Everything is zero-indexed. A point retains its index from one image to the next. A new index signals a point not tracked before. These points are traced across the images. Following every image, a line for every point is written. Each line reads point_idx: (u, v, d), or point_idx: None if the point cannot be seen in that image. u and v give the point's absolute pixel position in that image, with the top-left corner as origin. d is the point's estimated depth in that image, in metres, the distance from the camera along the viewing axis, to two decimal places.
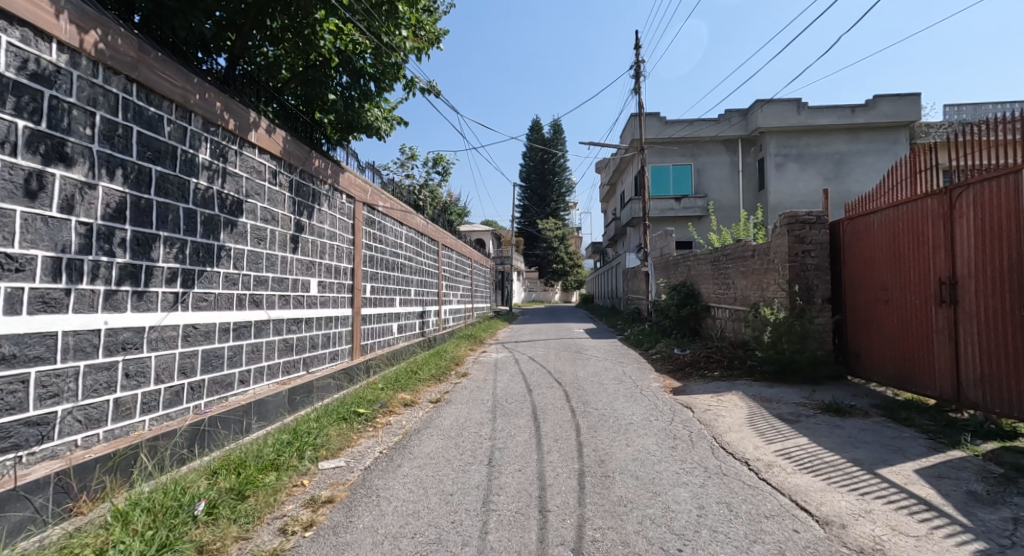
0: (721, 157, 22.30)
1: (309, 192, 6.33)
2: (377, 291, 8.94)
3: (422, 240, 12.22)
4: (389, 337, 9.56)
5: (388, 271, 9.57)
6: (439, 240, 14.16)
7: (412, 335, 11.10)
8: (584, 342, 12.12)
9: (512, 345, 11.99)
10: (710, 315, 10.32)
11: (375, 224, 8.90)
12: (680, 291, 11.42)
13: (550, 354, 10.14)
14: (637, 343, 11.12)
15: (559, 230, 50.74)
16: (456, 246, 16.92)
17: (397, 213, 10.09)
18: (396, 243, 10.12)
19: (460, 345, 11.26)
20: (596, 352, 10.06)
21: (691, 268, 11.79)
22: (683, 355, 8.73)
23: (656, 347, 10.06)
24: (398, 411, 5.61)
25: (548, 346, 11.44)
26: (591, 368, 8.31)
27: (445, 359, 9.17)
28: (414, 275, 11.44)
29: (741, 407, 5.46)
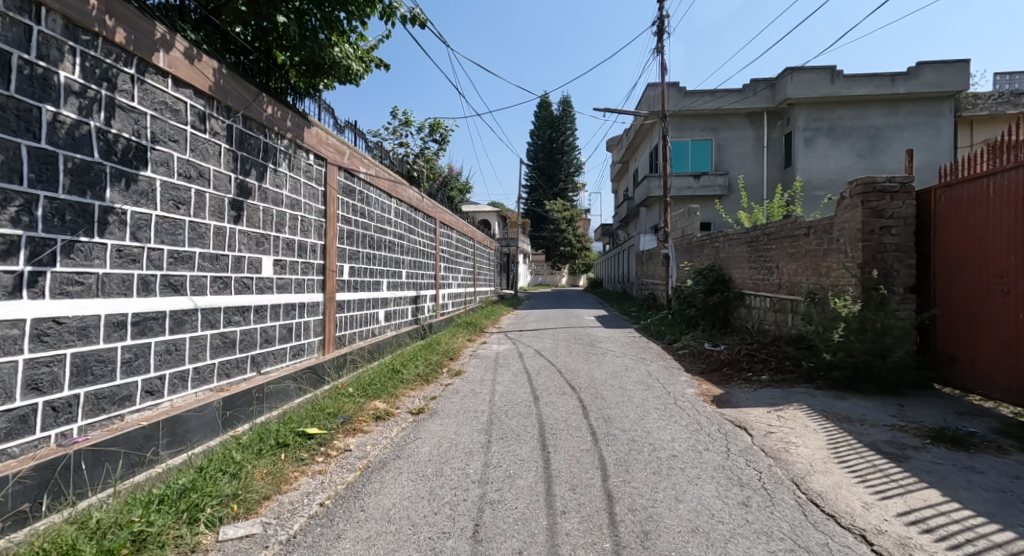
0: (745, 131, 20.92)
1: (259, 146, 4.99)
2: (357, 273, 7.66)
3: (416, 216, 10.91)
4: (374, 326, 8.30)
5: (372, 250, 8.26)
6: (436, 217, 12.83)
7: (403, 323, 9.82)
8: (597, 332, 10.85)
9: (516, 335, 10.73)
10: (745, 304, 8.99)
11: (356, 195, 7.59)
12: (707, 276, 10.07)
13: (561, 347, 8.87)
14: (659, 334, 9.82)
15: (567, 212, 49.19)
16: (456, 225, 15.59)
17: (383, 184, 8.76)
18: (383, 218, 8.81)
19: (457, 334, 9.99)
20: (612, 346, 8.77)
21: (720, 250, 10.42)
22: (717, 352, 7.42)
23: (681, 340, 8.74)
24: (365, 429, 4.36)
25: (557, 337, 10.16)
26: (608, 366, 7.02)
27: (437, 352, 7.91)
28: (405, 256, 10.15)
29: (812, 430, 4.18)
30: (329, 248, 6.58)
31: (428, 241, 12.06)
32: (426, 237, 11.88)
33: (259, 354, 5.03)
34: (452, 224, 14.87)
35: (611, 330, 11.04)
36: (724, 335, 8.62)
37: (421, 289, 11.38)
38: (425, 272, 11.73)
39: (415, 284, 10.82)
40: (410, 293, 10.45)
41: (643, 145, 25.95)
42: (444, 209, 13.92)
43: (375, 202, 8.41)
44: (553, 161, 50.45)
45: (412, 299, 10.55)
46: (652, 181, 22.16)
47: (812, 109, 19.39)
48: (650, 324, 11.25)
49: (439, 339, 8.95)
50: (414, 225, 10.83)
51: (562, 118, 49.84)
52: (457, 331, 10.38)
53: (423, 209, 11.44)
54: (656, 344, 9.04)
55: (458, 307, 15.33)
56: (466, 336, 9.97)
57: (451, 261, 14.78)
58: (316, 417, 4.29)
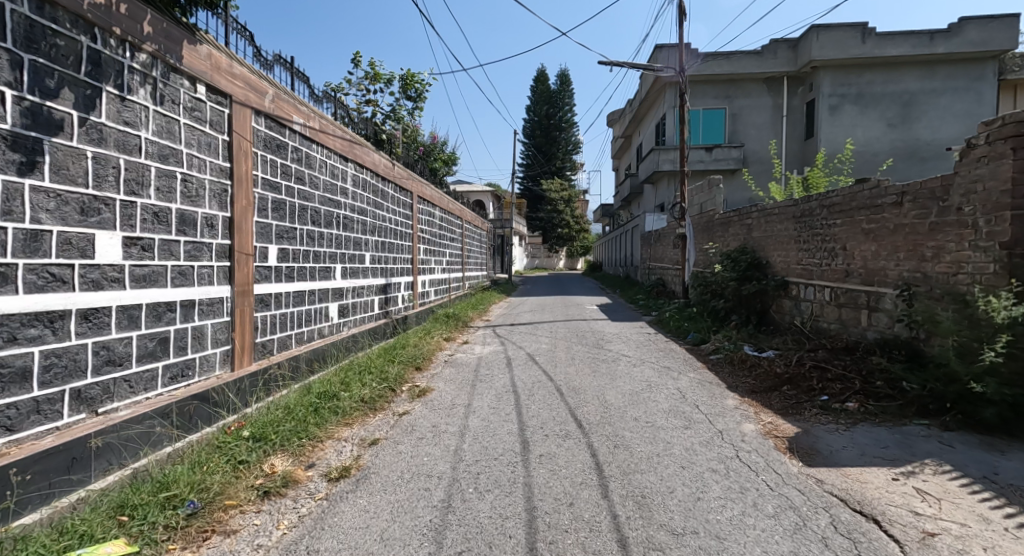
0: (762, 99, 19.25)
1: (74, 54, 3.11)
2: (291, 258, 5.82)
3: (384, 187, 9.02)
4: (319, 325, 6.50)
5: (316, 228, 6.41)
6: (413, 191, 10.95)
7: (363, 320, 8.01)
8: (602, 327, 9.09)
9: (506, 331, 8.96)
10: (790, 295, 7.21)
11: (289, 154, 5.71)
12: (740, 261, 8.28)
13: (561, 349, 7.12)
14: (680, 332, 8.05)
15: (565, 192, 47.22)
16: (440, 203, 13.69)
17: (333, 142, 6.82)
18: (335, 186, 6.96)
19: (432, 332, 8.19)
20: (624, 348, 7.03)
21: (756, 230, 8.59)
22: (766, 361, 5.66)
23: (712, 342, 6.97)
24: (229, 525, 2.58)
25: (555, 335, 8.40)
26: (624, 382, 5.24)
27: (400, 361, 6.12)
28: (367, 236, 8.27)
29: (998, 530, 2.43)
30: (239, 223, 4.73)
31: (402, 219, 10.20)
32: (399, 215, 10.01)
33: (90, 387, 3.21)
34: (434, 201, 13.00)
35: (620, 325, 9.29)
36: (766, 336, 6.85)
37: (392, 276, 9.53)
38: (398, 256, 9.89)
39: (382, 271, 8.98)
40: (375, 282, 8.61)
41: (648, 118, 24.01)
42: (423, 183, 12.01)
43: (320, 165, 6.51)
44: (550, 138, 48.27)
45: (377, 289, 8.71)
46: (659, 156, 20.24)
47: (838, 72, 17.78)
48: (666, 318, 9.48)
49: (406, 341, 7.13)
50: (381, 199, 8.93)
51: (559, 94, 47.56)
52: (432, 327, 8.58)
53: (394, 180, 9.57)
54: (679, 345, 7.27)
55: (442, 296, 13.52)
56: (443, 334, 8.18)
57: (433, 244, 12.92)
58: (143, 508, 2.50)
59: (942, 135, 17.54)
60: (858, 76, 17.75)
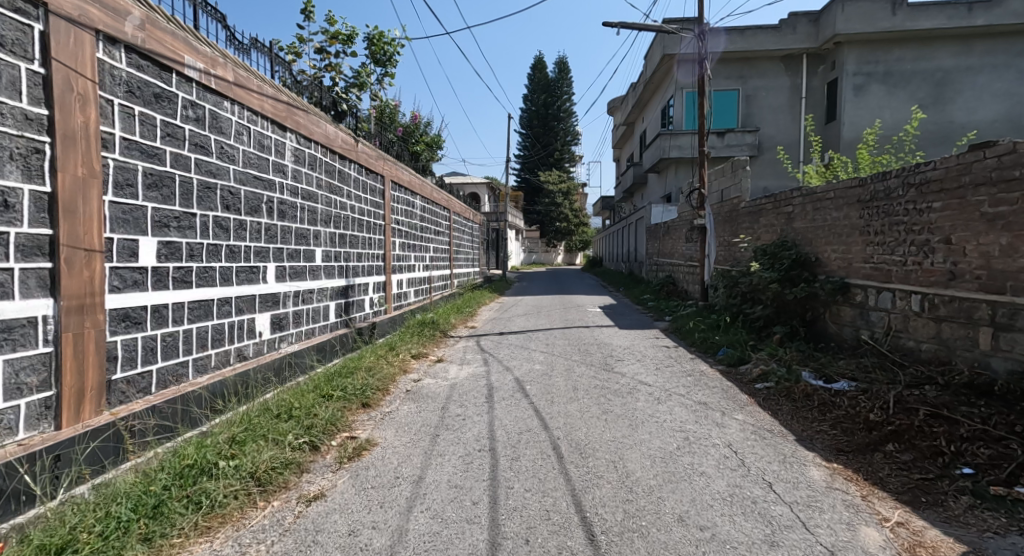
0: (780, 79, 17.91)
1: None
2: (185, 258, 4.20)
3: (342, 168, 7.44)
4: (238, 346, 4.92)
5: (230, 216, 4.78)
6: (384, 176, 9.32)
7: (310, 333, 6.42)
8: (609, 338, 7.52)
9: (491, 344, 7.38)
10: (853, 303, 5.66)
11: (178, 108, 4.07)
12: (781, 259, 6.71)
13: (561, 372, 5.56)
14: (709, 347, 6.49)
15: (563, 184, 45.56)
16: (421, 191, 12.06)
17: (258, 103, 5.17)
18: (262, 161, 5.34)
19: (399, 347, 6.59)
20: (641, 373, 5.47)
21: (801, 218, 6.98)
22: (846, 399, 4.08)
23: (757, 364, 5.40)
24: None
25: (553, 349, 6.83)
26: (650, 435, 3.69)
27: (342, 395, 4.54)
28: (316, 227, 6.64)
29: None
30: (72, 207, 3.12)
31: (369, 208, 8.57)
32: (365, 203, 8.37)
33: None
34: (413, 188, 11.37)
35: (631, 336, 7.70)
36: (826, 357, 5.27)
37: (353, 276, 7.92)
38: (362, 252, 8.26)
39: (339, 270, 7.37)
40: (329, 284, 7.00)
41: (654, 102, 22.41)
42: (399, 166, 10.38)
43: (236, 131, 4.85)
44: (548, 129, 46.55)
45: (332, 293, 7.12)
46: (665, 142, 18.68)
47: (864, 49, 16.33)
48: (686, 327, 7.90)
49: (359, 361, 5.54)
50: (337, 181, 7.28)
51: (557, 82, 45.79)
52: (399, 340, 6.99)
53: (358, 160, 7.97)
54: (710, 367, 5.72)
55: (424, 298, 11.93)
56: (413, 350, 6.60)
57: (411, 238, 11.31)
58: None
59: (979, 116, 16.12)
60: (885, 53, 16.33)
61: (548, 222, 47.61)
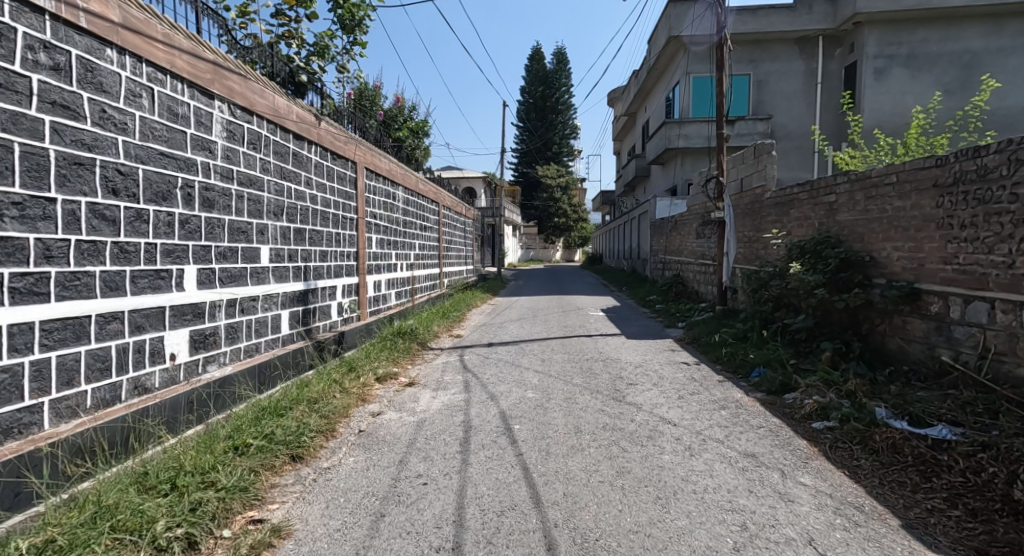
0: (793, 64, 16.90)
1: None
2: (36, 262, 3.04)
3: (299, 151, 6.28)
4: (146, 371, 3.84)
5: (122, 205, 3.60)
6: (356, 162, 8.19)
7: (253, 351, 5.27)
8: (616, 353, 6.38)
9: (475, 362, 6.21)
10: (925, 315, 4.53)
11: (18, 48, 2.95)
12: (825, 260, 5.57)
13: (560, 404, 4.42)
14: (740, 368, 5.35)
15: (561, 179, 44.36)
16: (403, 181, 10.91)
17: (165, 58, 4.01)
18: (174, 134, 4.16)
19: (362, 367, 5.44)
20: (661, 406, 4.34)
21: (847, 210, 5.85)
22: (959, 459, 2.93)
23: (809, 396, 4.27)
24: None
25: (549, 369, 5.70)
26: (689, 521, 2.56)
27: (266, 444, 3.39)
28: (260, 220, 5.46)
29: None
30: None
31: (335, 198, 7.39)
32: (329, 193, 7.20)
33: None
34: (393, 177, 10.22)
35: (641, 350, 6.56)
36: (899, 386, 4.12)
37: (313, 278, 6.75)
38: (325, 250, 7.08)
39: (293, 273, 6.20)
40: (279, 289, 5.83)
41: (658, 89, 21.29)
42: (375, 153, 9.23)
43: (128, 92, 3.66)
44: (546, 122, 45.30)
45: (285, 300, 5.96)
46: (671, 131, 17.60)
47: (886, 30, 15.22)
48: (707, 339, 6.76)
49: (303, 389, 4.38)
50: (291, 166, 6.11)
51: (555, 74, 44.48)
52: (364, 357, 5.83)
53: (321, 142, 6.82)
54: (746, 396, 4.59)
55: (405, 299, 10.78)
56: (379, 370, 5.44)
57: (391, 234, 10.15)
58: None
59: (1009, 102, 15.04)
60: (908, 34, 15.22)
61: (547, 218, 46.36)
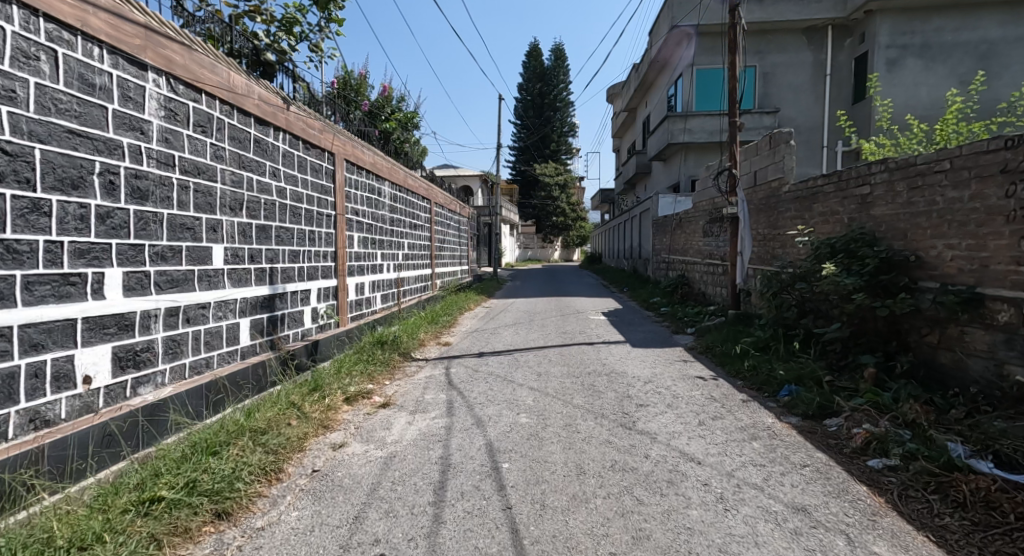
0: (801, 55, 16.28)
1: None
2: None
3: (261, 138, 5.54)
4: (49, 401, 3.16)
5: (9, 193, 2.98)
6: (334, 153, 7.49)
7: (202, 368, 4.53)
8: (622, 366, 5.67)
9: (462, 376, 5.49)
10: (990, 326, 3.83)
11: None
12: (862, 260, 4.87)
13: (557, 433, 3.72)
14: (766, 385, 4.65)
15: (559, 177, 43.66)
16: (389, 176, 10.20)
17: (74, 14, 3.32)
18: (90, 109, 3.45)
19: (328, 385, 4.71)
20: (679, 435, 3.63)
21: (885, 203, 5.14)
22: None
23: (858, 424, 3.56)
24: None
25: (546, 386, 4.98)
26: None
27: (184, 498, 2.69)
28: (211, 215, 4.73)
29: None
30: None
31: (307, 192, 6.66)
32: (301, 187, 6.48)
33: None
34: (378, 171, 9.53)
35: (650, 363, 5.84)
36: (968, 413, 3.42)
37: (280, 282, 6.01)
38: (295, 249, 6.34)
39: (255, 276, 5.47)
40: (237, 296, 5.10)
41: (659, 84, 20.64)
42: (357, 145, 8.53)
43: (18, 53, 3.04)
44: (544, 120, 44.57)
45: (244, 307, 5.23)
46: (673, 125, 16.96)
47: (899, 18, 14.56)
48: (723, 350, 6.04)
49: (249, 417, 3.67)
50: (252, 154, 5.39)
51: (553, 71, 43.76)
52: (334, 373, 5.10)
53: (290, 129, 6.13)
54: (779, 422, 3.88)
55: (392, 303, 10.05)
56: (349, 389, 4.72)
57: (376, 233, 9.42)
58: None
59: None
60: (922, 23, 14.55)
61: (545, 217, 45.61)
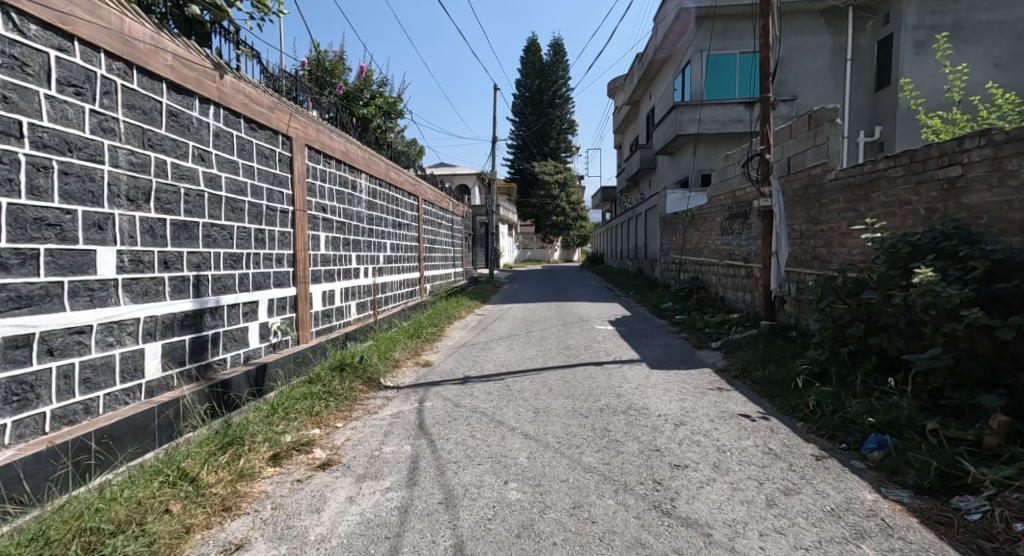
0: (819, 39, 15.44)
1: None
2: None
3: (177, 110, 4.32)
4: None
5: None
6: (292, 138, 6.32)
7: (75, 417, 3.34)
8: (642, 399, 4.47)
9: (439, 416, 4.29)
10: None
11: None
12: (964, 264, 3.68)
13: (563, 523, 2.53)
14: (842, 434, 3.46)
15: (558, 176, 42.45)
16: (367, 168, 9.04)
17: None
18: None
19: (252, 436, 3.51)
20: (744, 529, 2.44)
21: (987, 187, 3.95)
22: None
23: (1020, 515, 2.36)
24: None
25: (545, 433, 3.79)
26: None
27: None
28: (96, 208, 3.53)
29: None
30: None
31: (250, 182, 5.44)
32: (242, 176, 5.30)
33: None
34: (352, 163, 8.36)
35: (678, 394, 4.64)
36: None
37: (209, 294, 4.79)
38: (232, 253, 5.12)
39: (170, 289, 4.25)
40: (136, 315, 3.86)
41: (664, 73, 19.53)
42: (325, 130, 7.37)
43: None
44: (543, 116, 43.36)
45: (151, 329, 4.02)
46: (682, 115, 15.91)
47: None
48: (767, 377, 4.84)
49: (99, 505, 2.48)
50: (165, 131, 4.19)
51: (552, 66, 42.56)
52: (265, 415, 3.90)
53: (225, 102, 4.95)
54: (885, 500, 2.69)
55: (369, 313, 8.85)
56: (281, 441, 3.51)
57: (348, 233, 8.21)
58: None
59: None
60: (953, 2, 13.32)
61: (544, 216, 44.38)
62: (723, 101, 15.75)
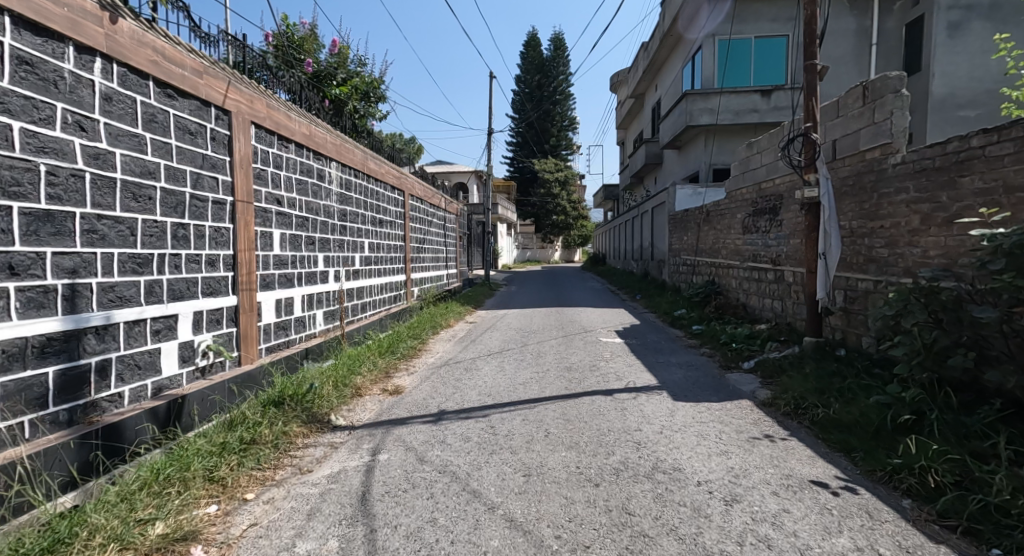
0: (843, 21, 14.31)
1: None
2: None
3: (32, 60, 3.17)
4: None
5: None
6: (230, 112, 5.16)
7: None
8: (670, 455, 3.31)
9: (394, 477, 3.16)
10: None
11: None
12: None
13: None
14: (990, 534, 2.28)
15: (559, 174, 41.30)
16: (338, 156, 7.89)
17: None
18: None
19: (90, 536, 2.32)
20: None
21: None
22: None
23: None
24: None
25: (536, 516, 2.63)
26: None
27: None
28: None
29: None
30: None
31: (161, 164, 4.25)
32: (150, 154, 4.12)
33: None
34: (319, 150, 7.21)
35: (718, 445, 3.49)
36: None
37: (93, 309, 3.57)
38: (139, 254, 3.98)
39: (18, 304, 3.08)
40: None
41: (672, 62, 18.43)
42: (280, 107, 6.20)
43: None
44: (542, 113, 42.26)
45: None
46: (693, 104, 14.84)
47: None
48: (833, 419, 3.70)
49: None
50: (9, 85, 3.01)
51: (552, 61, 41.47)
52: (137, 488, 2.73)
53: (121, 56, 3.76)
54: None
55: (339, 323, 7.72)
56: (138, 540, 2.33)
57: (312, 230, 7.06)
58: None
59: None
60: None
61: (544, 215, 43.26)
62: (736, 89, 14.69)
